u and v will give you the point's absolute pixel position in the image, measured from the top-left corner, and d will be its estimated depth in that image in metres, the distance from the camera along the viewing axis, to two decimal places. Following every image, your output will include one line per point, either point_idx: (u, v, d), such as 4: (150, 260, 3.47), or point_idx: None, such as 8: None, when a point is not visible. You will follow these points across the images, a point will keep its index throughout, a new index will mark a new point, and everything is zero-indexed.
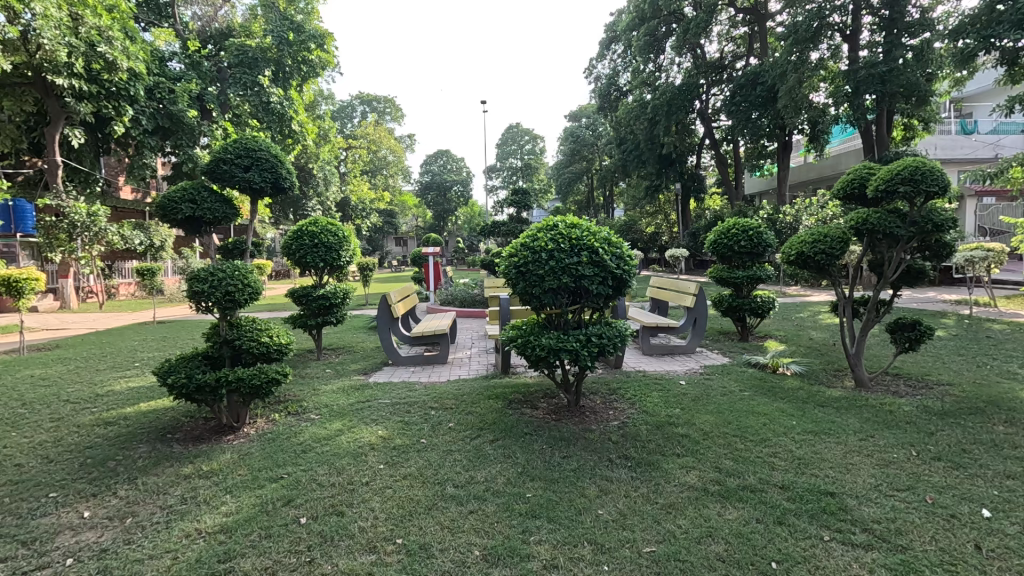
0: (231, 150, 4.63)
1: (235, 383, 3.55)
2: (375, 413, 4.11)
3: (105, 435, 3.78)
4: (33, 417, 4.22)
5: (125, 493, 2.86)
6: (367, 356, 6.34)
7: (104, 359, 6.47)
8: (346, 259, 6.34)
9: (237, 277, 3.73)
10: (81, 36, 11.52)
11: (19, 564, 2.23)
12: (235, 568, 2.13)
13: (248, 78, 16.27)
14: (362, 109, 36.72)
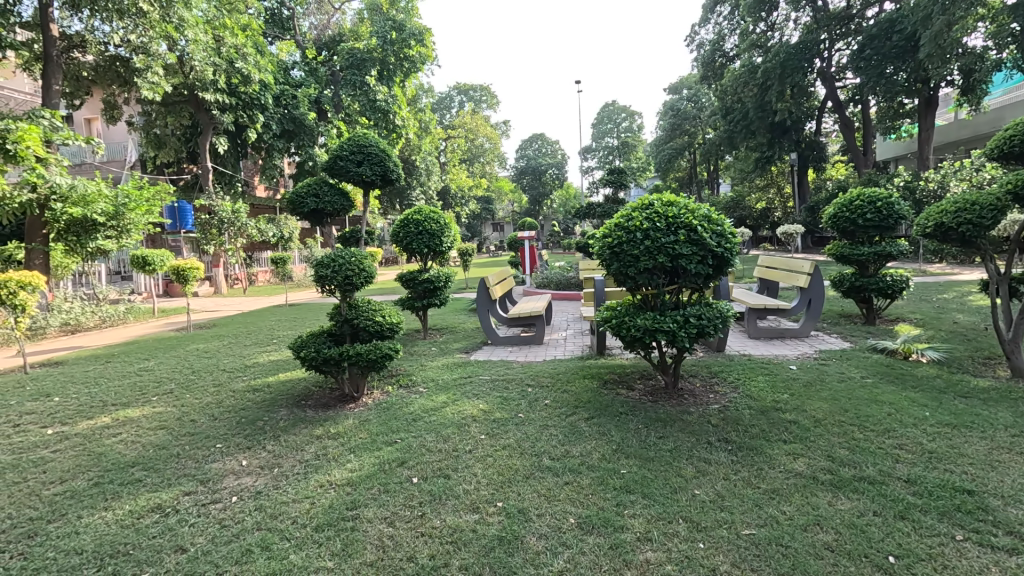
0: (346, 147, 5.10)
1: (354, 357, 3.97)
2: (476, 388, 4.37)
3: (254, 399, 4.46)
4: (201, 383, 5.08)
5: (271, 447, 3.37)
6: (468, 336, 6.71)
7: (250, 336, 7.53)
8: (448, 244, 6.70)
9: (354, 262, 4.15)
10: (223, 55, 13.19)
11: (199, 497, 2.75)
12: (360, 516, 2.44)
13: (357, 78, 17.55)
14: (459, 99, 37.89)
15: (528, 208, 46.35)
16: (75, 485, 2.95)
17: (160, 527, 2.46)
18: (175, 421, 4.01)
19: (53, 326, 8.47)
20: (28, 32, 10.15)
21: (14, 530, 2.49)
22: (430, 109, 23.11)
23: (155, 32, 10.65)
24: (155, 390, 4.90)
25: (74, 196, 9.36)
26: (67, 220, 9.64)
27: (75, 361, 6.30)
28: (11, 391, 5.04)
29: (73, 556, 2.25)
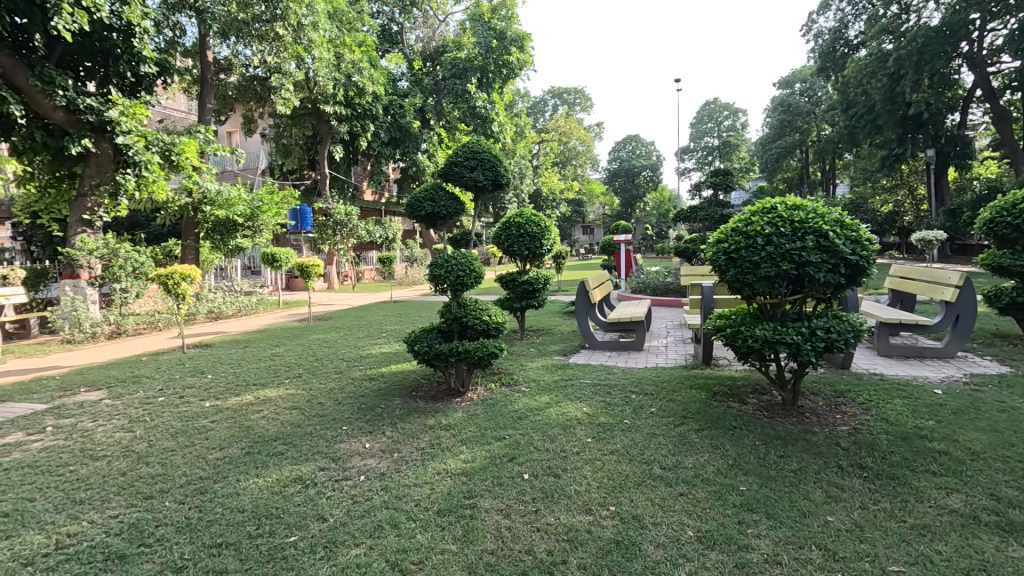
0: (461, 154, 5.38)
1: (463, 354, 4.16)
2: (578, 391, 4.38)
3: (371, 387, 4.84)
4: (324, 370, 5.59)
5: (390, 433, 3.63)
6: (565, 338, 6.74)
7: (362, 329, 8.14)
8: (547, 247, 6.79)
9: (465, 264, 4.35)
10: (342, 71, 14.41)
11: (332, 473, 3.03)
12: (477, 505, 2.56)
13: (459, 87, 18.37)
14: (553, 103, 38.11)
15: (620, 211, 45.42)
16: (231, 452, 3.38)
17: (302, 496, 2.75)
18: (306, 402, 4.46)
19: (201, 313, 9.78)
20: (190, 59, 11.77)
21: (188, 486, 2.90)
22: (525, 113, 23.51)
23: (287, 52, 11.87)
24: (287, 374, 5.48)
25: (220, 200, 10.77)
26: (213, 221, 11.05)
27: (221, 345, 7.21)
28: (175, 367, 5.90)
29: (237, 512, 2.58)
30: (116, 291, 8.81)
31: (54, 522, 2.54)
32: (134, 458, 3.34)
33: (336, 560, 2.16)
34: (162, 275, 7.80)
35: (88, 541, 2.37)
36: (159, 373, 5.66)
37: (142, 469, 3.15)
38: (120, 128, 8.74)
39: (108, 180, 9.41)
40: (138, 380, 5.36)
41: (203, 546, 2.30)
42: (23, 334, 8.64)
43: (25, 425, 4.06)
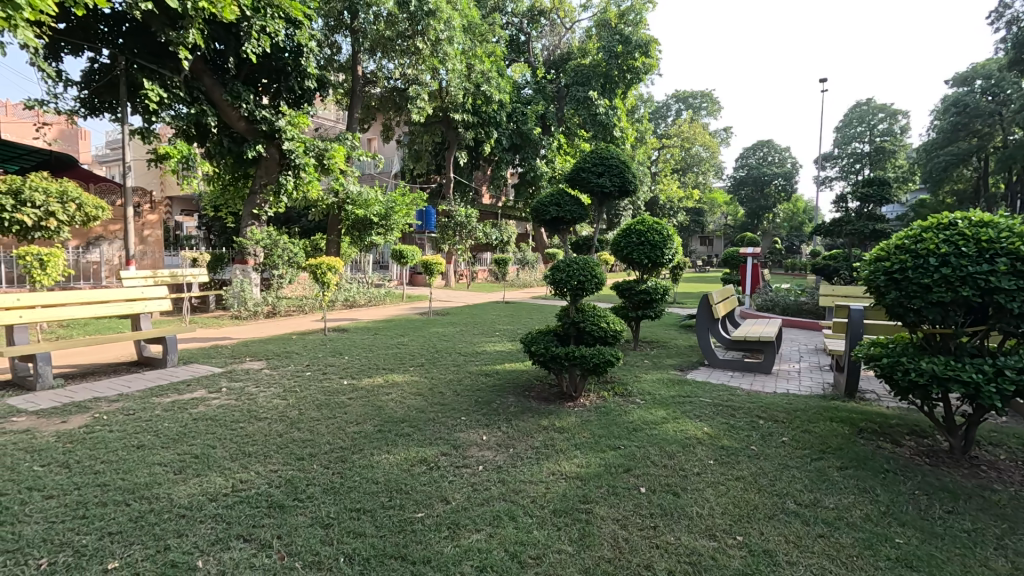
0: (589, 160, 5.52)
1: (579, 359, 4.16)
2: (698, 409, 4.16)
3: (486, 382, 5.04)
4: (443, 361, 5.94)
5: (505, 428, 3.75)
6: (682, 353, 6.44)
7: (476, 326, 8.52)
8: (669, 257, 6.52)
9: (587, 269, 4.36)
10: (472, 81, 15.22)
11: (453, 459, 3.21)
12: (593, 512, 2.54)
13: (582, 94, 18.47)
14: (677, 107, 36.67)
15: (744, 222, 42.30)
16: (366, 427, 3.73)
17: (427, 477, 2.94)
18: (428, 390, 4.78)
19: (339, 301, 10.90)
20: (343, 74, 13.21)
21: (332, 453, 3.26)
22: (647, 119, 22.89)
23: (424, 65, 12.81)
24: (412, 362, 5.92)
25: (360, 201, 11.95)
26: (353, 219, 12.23)
27: (354, 330, 7.97)
28: (319, 346, 6.67)
29: (371, 483, 2.85)
30: (274, 276, 10.11)
31: (229, 468, 3.01)
32: (289, 422, 3.84)
33: (458, 542, 2.29)
34: (313, 264, 8.83)
35: (255, 488, 2.76)
36: (306, 350, 6.43)
37: (294, 433, 3.61)
38: (286, 136, 10.10)
39: (274, 180, 10.84)
40: (290, 355, 6.14)
41: (345, 508, 2.56)
42: (203, 308, 10.32)
43: (208, 383, 4.86)
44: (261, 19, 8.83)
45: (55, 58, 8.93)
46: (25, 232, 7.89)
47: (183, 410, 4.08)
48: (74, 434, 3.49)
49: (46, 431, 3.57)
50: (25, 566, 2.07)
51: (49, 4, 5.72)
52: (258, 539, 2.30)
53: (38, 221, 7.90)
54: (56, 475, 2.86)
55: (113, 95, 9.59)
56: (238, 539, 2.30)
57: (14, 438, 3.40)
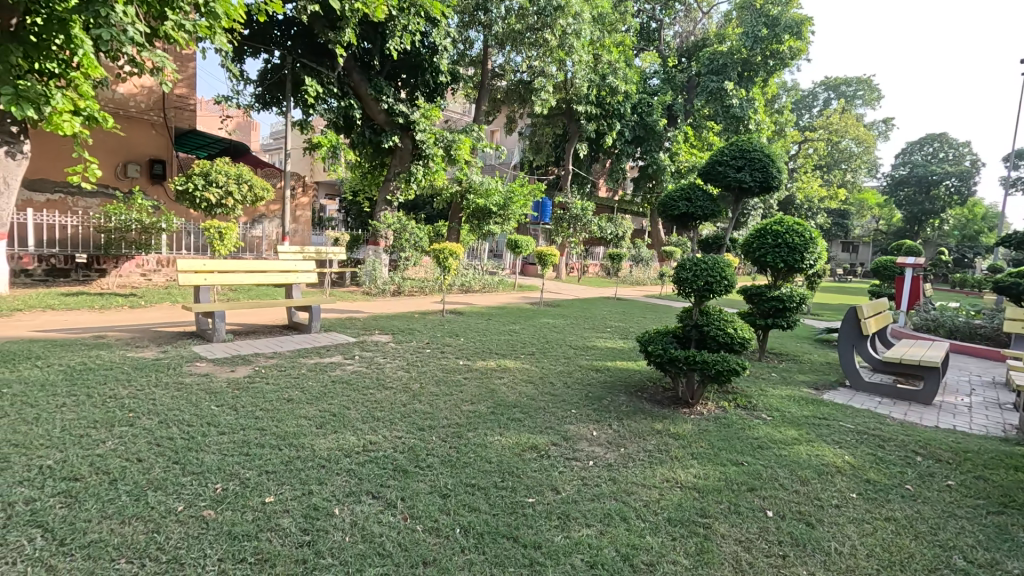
0: (728, 153, 5.29)
1: (700, 365, 3.90)
2: (836, 434, 3.71)
3: (597, 378, 4.98)
4: (554, 352, 5.98)
5: (616, 427, 3.67)
6: (818, 370, 5.79)
7: (587, 321, 8.44)
8: (811, 263, 5.86)
9: (716, 269, 4.08)
10: (598, 71, 15.00)
11: (563, 450, 3.21)
12: (712, 527, 2.40)
13: (715, 84, 17.40)
14: (825, 96, 32.86)
15: (901, 228, 36.83)
16: (480, 408, 3.87)
17: (539, 464, 2.98)
18: (539, 379, 4.84)
19: (456, 285, 11.50)
20: (474, 69, 13.78)
21: (449, 428, 3.44)
22: (789, 110, 20.85)
23: (551, 56, 12.87)
24: (523, 349, 6.05)
25: (481, 190, 12.39)
26: (474, 208, 12.65)
27: (470, 314, 8.31)
28: (438, 326, 7.09)
29: (486, 462, 2.95)
30: (401, 258, 11.08)
31: (361, 430, 3.30)
32: (412, 394, 4.11)
33: (569, 533, 2.29)
34: (436, 249, 9.32)
35: (383, 451, 3.00)
36: (427, 329, 6.87)
37: (415, 405, 3.85)
38: (419, 128, 10.81)
39: (406, 168, 11.62)
40: (413, 332, 6.60)
41: (461, 482, 2.69)
42: (340, 283, 11.49)
43: (344, 351, 5.39)
44: (405, 18, 9.49)
45: (240, 60, 10.43)
46: (210, 209, 9.37)
47: (324, 372, 4.58)
48: (240, 382, 4.09)
49: (220, 377, 4.22)
50: (206, 488, 2.45)
51: (239, 13, 6.63)
52: (385, 498, 2.50)
53: (220, 199, 9.31)
54: (228, 415, 3.37)
55: (281, 91, 10.95)
56: (369, 494, 2.52)
57: (198, 380, 4.08)
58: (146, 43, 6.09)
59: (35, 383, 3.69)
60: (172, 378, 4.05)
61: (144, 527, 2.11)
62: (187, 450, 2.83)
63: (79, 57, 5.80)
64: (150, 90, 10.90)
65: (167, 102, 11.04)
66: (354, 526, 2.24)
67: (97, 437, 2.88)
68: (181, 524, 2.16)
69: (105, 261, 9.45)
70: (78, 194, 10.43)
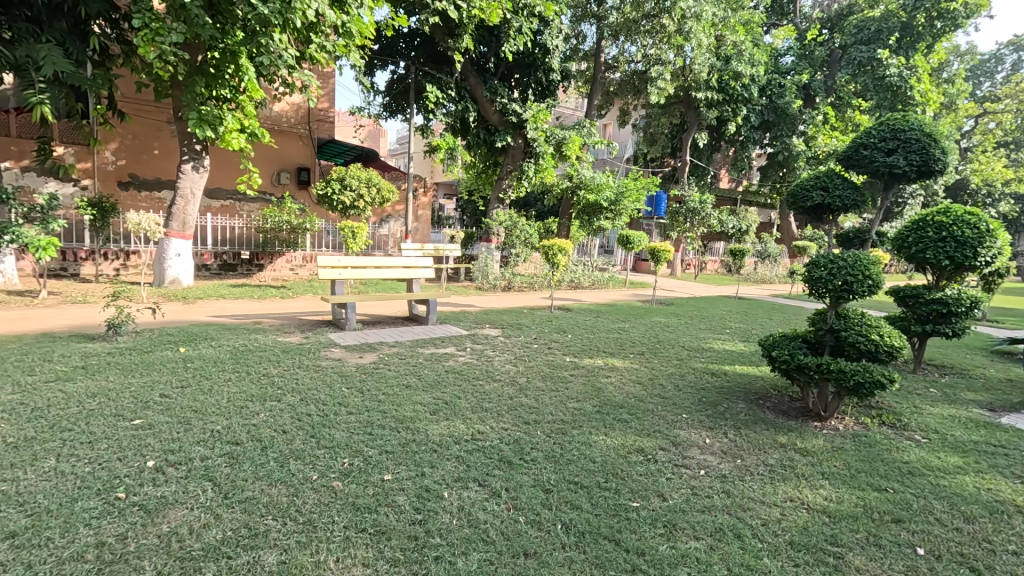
0: (876, 135, 4.64)
1: (835, 375, 3.46)
2: (1017, 467, 3.08)
3: (713, 382, 4.67)
4: (666, 352, 5.73)
5: (733, 436, 3.41)
6: (993, 388, 4.85)
7: (703, 321, 7.96)
8: (988, 260, 4.90)
9: (858, 268, 3.59)
10: (721, 54, 13.94)
11: (672, 456, 3.06)
12: (844, 558, 2.14)
13: (863, 55, 15.32)
14: (1014, 58, 27.29)
15: None
16: (586, 406, 3.84)
17: (645, 468, 2.87)
18: (648, 380, 4.67)
19: (565, 281, 11.50)
20: (587, 62, 13.64)
21: (554, 424, 3.46)
22: (963, 78, 17.65)
23: (668, 43, 12.24)
24: (632, 348, 5.88)
25: (592, 186, 12.21)
26: (584, 204, 12.35)
27: (578, 311, 8.27)
28: (547, 322, 7.16)
29: (590, 461, 2.92)
30: (512, 255, 11.38)
31: (471, 419, 3.46)
32: (519, 388, 4.21)
33: (675, 544, 2.19)
34: (546, 245, 9.37)
35: (490, 441, 3.11)
36: (535, 324, 6.97)
37: (522, 398, 3.94)
38: (531, 126, 11.00)
39: (518, 166, 11.86)
40: (522, 327, 6.74)
41: (564, 479, 2.69)
42: (455, 278, 12.13)
43: (457, 343, 5.67)
44: (519, 20, 9.69)
45: (371, 74, 11.42)
46: (345, 211, 10.41)
47: (440, 361, 4.88)
48: (367, 368, 4.52)
49: (350, 362, 4.69)
50: (336, 461, 2.75)
51: (370, 30, 7.24)
52: (490, 487, 2.59)
53: (352, 202, 10.28)
54: (355, 397, 3.73)
55: (405, 99, 11.80)
56: (476, 482, 2.63)
57: (332, 363, 4.58)
58: (296, 65, 6.94)
59: (210, 360, 4.41)
60: (312, 361, 4.60)
61: (287, 490, 2.42)
62: (321, 426, 3.18)
63: (245, 82, 6.83)
64: (298, 108, 12.43)
65: (311, 116, 12.57)
66: (461, 510, 2.36)
67: (253, 408, 3.37)
68: (314, 491, 2.44)
69: (262, 258, 10.76)
70: (243, 200, 12.20)
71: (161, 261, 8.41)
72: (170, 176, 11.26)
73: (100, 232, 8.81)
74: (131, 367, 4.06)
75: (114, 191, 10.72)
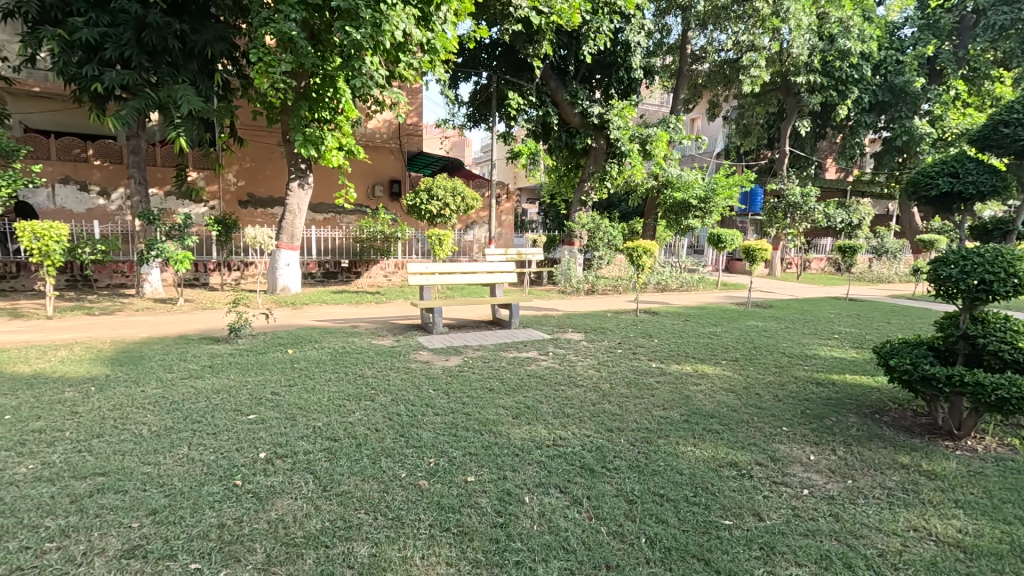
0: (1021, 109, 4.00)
1: (972, 389, 3.00)
2: None
3: (819, 392, 4.26)
4: (764, 359, 5.32)
5: (843, 454, 3.08)
6: None
7: (808, 325, 7.29)
8: None
9: (998, 263, 3.11)
10: (825, 33, 12.77)
11: (770, 472, 2.83)
12: None
13: (1004, 17, 13.28)
14: None
15: None
16: (673, 414, 3.67)
17: (738, 484, 2.68)
18: (743, 389, 4.35)
19: (651, 283, 11.12)
20: (672, 56, 13.12)
21: (638, 432, 3.34)
22: None
23: (763, 27, 11.44)
24: (725, 354, 5.53)
25: (679, 184, 11.70)
26: (671, 203, 11.87)
27: (666, 314, 7.93)
28: (632, 326, 6.95)
29: (677, 472, 2.79)
30: (595, 257, 11.25)
31: (552, 424, 3.44)
32: (602, 394, 4.12)
33: (773, 569, 2.02)
34: (630, 247, 9.10)
35: (571, 447, 3.07)
36: (620, 328, 6.80)
37: (605, 405, 3.85)
38: (613, 126, 10.80)
39: (600, 167, 11.68)
40: (605, 331, 6.60)
41: (649, 490, 2.59)
42: (539, 282, 12.21)
43: (539, 347, 5.68)
44: (598, 20, 9.62)
45: (455, 86, 11.85)
46: (432, 219, 10.89)
47: (522, 365, 4.91)
48: (453, 370, 4.67)
49: (437, 365, 4.87)
50: (422, 460, 2.87)
51: (453, 45, 7.53)
52: (571, 494, 2.56)
53: (439, 211, 10.73)
54: (441, 399, 3.87)
55: (487, 108, 12.11)
56: (556, 488, 2.61)
57: (421, 366, 4.79)
58: (387, 84, 7.39)
59: (312, 361, 4.79)
60: (402, 364, 4.84)
61: (378, 486, 2.57)
62: (409, 426, 3.34)
63: (342, 103, 7.38)
64: (390, 124, 13.15)
65: (401, 131, 13.31)
66: (542, 516, 2.35)
67: (349, 407, 3.62)
68: (402, 489, 2.56)
69: (359, 267, 11.68)
70: (342, 213, 13.19)
71: (273, 270, 9.33)
72: (281, 193, 12.48)
73: (224, 246, 9.96)
74: (248, 367, 4.53)
75: (236, 210, 12.07)
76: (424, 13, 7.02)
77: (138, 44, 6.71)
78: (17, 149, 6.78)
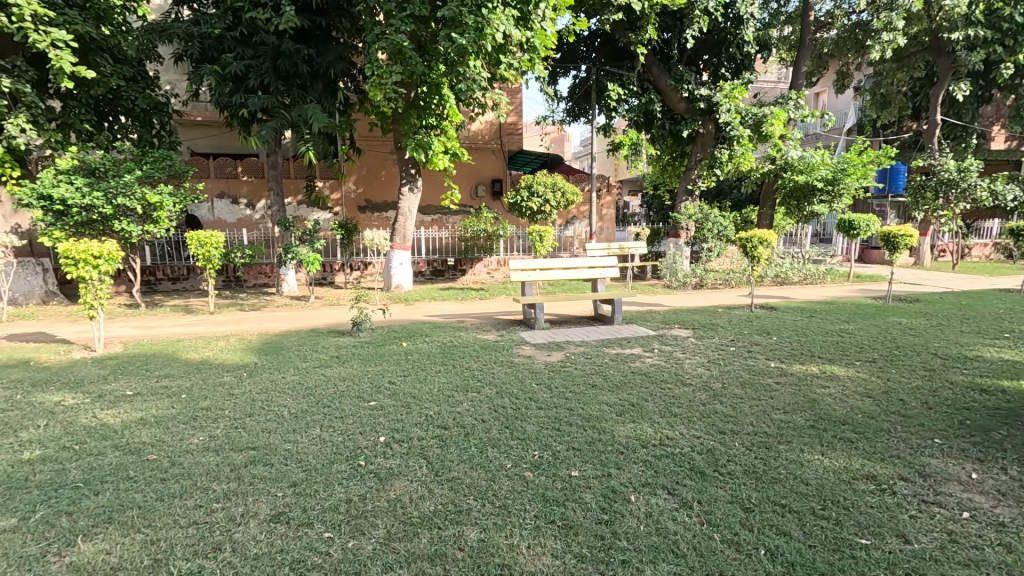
0: None
1: None
2: None
3: (984, 401, 3.63)
4: (909, 361, 4.65)
5: (1017, 474, 2.60)
6: None
7: (967, 322, 6.25)
8: None
9: None
10: None
11: (918, 489, 2.48)
12: None
13: None
14: None
15: None
16: (796, 419, 3.36)
17: (878, 499, 2.39)
18: (882, 393, 3.85)
19: (769, 276, 10.23)
20: (792, 26, 11.93)
21: (755, 436, 3.11)
22: None
23: None
24: (860, 354, 4.92)
25: (802, 166, 10.59)
26: (792, 187, 10.77)
27: (786, 310, 7.27)
28: (746, 323, 6.45)
29: (802, 482, 2.55)
30: (703, 249, 10.64)
31: (659, 423, 3.33)
32: (712, 394, 3.89)
33: None
34: (743, 238, 8.45)
35: (680, 448, 2.94)
36: (732, 325, 6.34)
37: (717, 405, 3.63)
38: (722, 108, 10.07)
39: (708, 154, 11.00)
40: (715, 328, 6.21)
41: (769, 499, 2.40)
42: (643, 277, 11.83)
43: (643, 344, 5.50)
44: None
45: (555, 82, 11.84)
46: (533, 216, 10.99)
47: (625, 362, 4.80)
48: (555, 365, 4.71)
49: (539, 360, 4.92)
50: (527, 453, 2.92)
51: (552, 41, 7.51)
52: (680, 496, 2.45)
53: (539, 207, 10.81)
54: (543, 393, 3.91)
55: (586, 101, 11.96)
56: (664, 489, 2.52)
57: (523, 360, 4.88)
58: (488, 86, 7.59)
59: (423, 354, 5.10)
60: (506, 358, 4.97)
61: (485, 475, 2.67)
62: (513, 418, 3.42)
63: (446, 107, 7.69)
64: (490, 125, 13.56)
65: (501, 131, 13.66)
66: (650, 517, 2.29)
67: (457, 398, 3.80)
68: (509, 479, 2.63)
69: (465, 264, 12.18)
70: (447, 214, 13.83)
71: (388, 269, 10.07)
72: (394, 198, 13.46)
73: (347, 248, 10.94)
74: (369, 358, 4.95)
75: (355, 215, 13.19)
76: (523, 12, 7.09)
77: (274, 72, 7.60)
78: (187, 170, 8.02)
